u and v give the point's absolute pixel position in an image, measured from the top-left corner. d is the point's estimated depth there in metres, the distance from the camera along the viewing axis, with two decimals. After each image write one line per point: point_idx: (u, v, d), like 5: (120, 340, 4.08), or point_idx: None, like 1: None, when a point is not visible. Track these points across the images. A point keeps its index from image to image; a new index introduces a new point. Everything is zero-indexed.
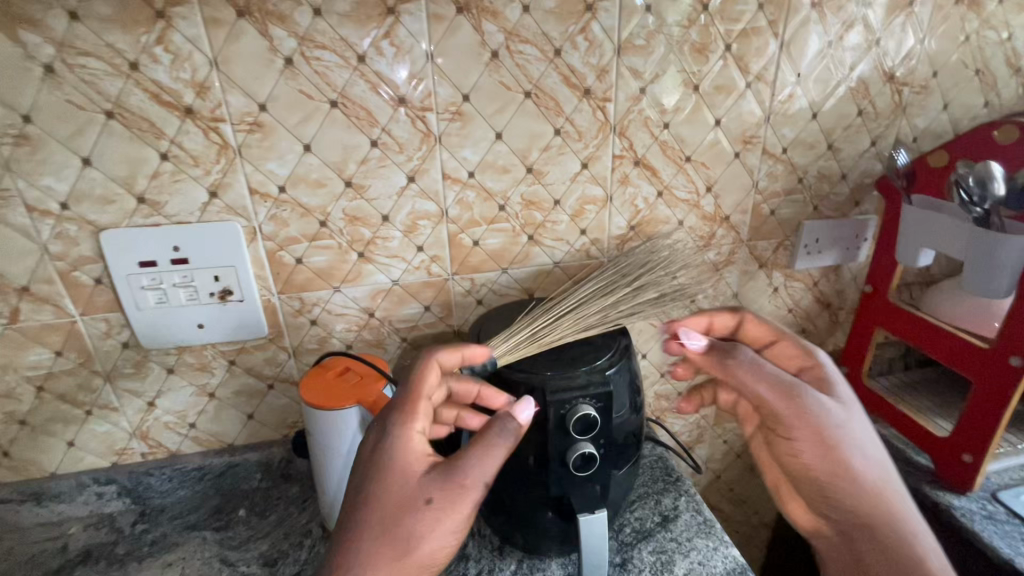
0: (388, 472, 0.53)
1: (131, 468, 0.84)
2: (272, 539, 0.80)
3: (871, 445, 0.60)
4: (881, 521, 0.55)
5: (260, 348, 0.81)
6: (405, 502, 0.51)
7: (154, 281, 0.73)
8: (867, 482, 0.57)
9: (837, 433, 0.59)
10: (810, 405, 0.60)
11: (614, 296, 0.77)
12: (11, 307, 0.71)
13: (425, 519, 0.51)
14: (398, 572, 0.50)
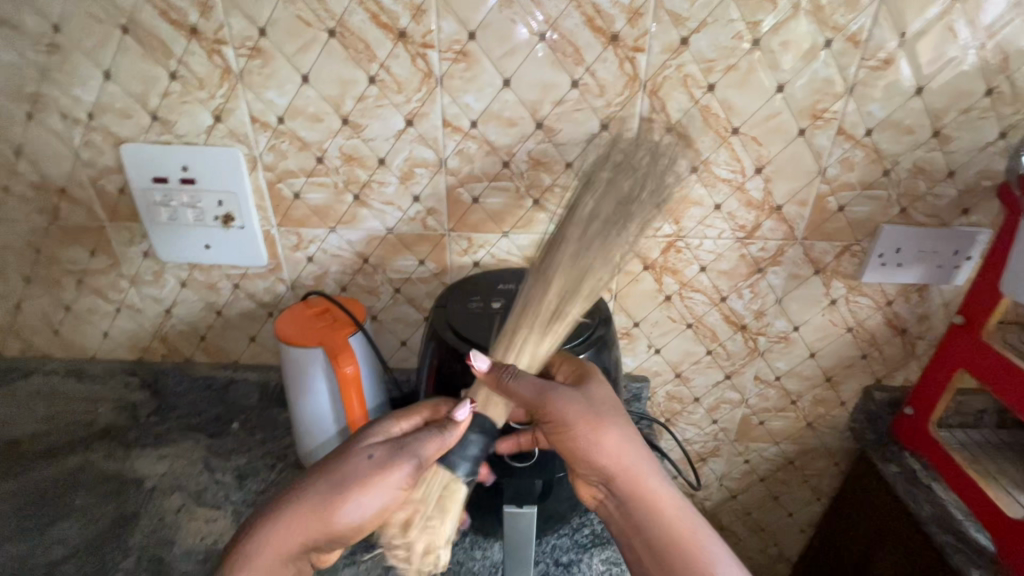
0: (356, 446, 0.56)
1: (152, 365, 0.93)
2: (252, 455, 0.85)
3: (625, 419, 0.57)
4: (642, 491, 0.56)
5: (261, 277, 0.84)
6: (358, 461, 0.54)
7: (164, 197, 0.76)
8: (627, 457, 0.56)
9: (596, 409, 0.56)
10: (572, 399, 0.56)
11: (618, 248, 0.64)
12: (54, 205, 0.79)
13: (349, 469, 0.53)
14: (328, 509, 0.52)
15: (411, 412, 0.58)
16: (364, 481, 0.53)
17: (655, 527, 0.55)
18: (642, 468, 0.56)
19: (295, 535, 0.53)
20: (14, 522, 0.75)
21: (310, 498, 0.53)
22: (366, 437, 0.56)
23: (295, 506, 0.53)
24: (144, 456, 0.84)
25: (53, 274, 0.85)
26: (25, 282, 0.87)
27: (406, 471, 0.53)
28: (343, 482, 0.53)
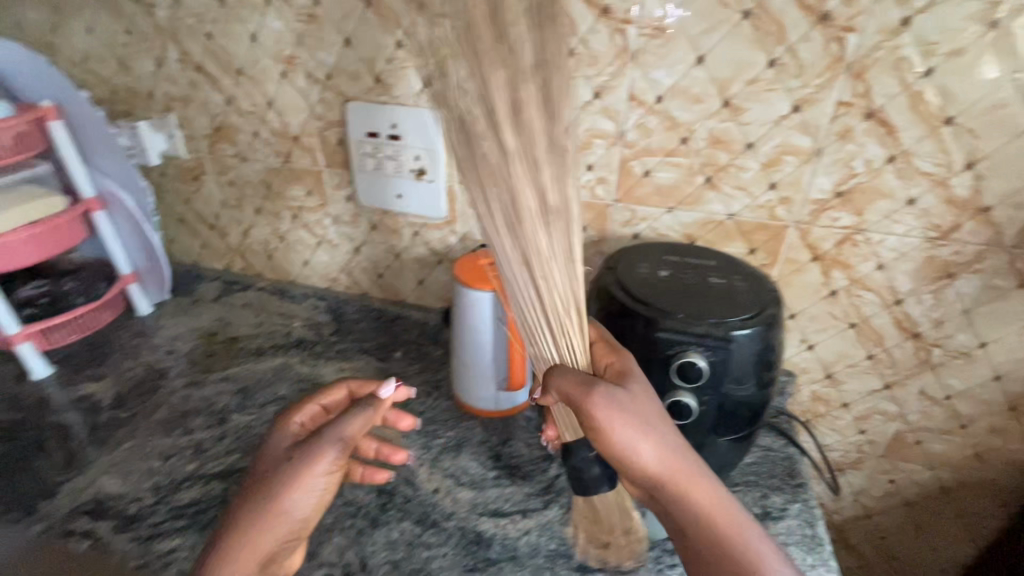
0: (269, 456, 0.58)
1: (338, 293, 1.10)
2: (412, 380, 0.97)
3: (667, 422, 0.53)
4: (693, 502, 0.51)
5: (438, 227, 0.95)
6: (277, 459, 0.57)
7: (374, 150, 0.89)
8: (672, 456, 0.52)
9: (635, 407, 0.53)
10: (610, 396, 0.53)
11: (563, 246, 0.65)
12: (287, 150, 0.96)
13: (269, 481, 0.55)
14: (266, 517, 0.53)
15: (304, 405, 0.63)
16: (296, 473, 0.54)
17: (708, 545, 0.50)
18: (690, 469, 0.52)
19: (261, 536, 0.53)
20: (237, 397, 0.93)
21: (252, 502, 0.54)
22: (273, 440, 0.60)
23: (247, 512, 0.53)
24: (329, 365, 1.01)
25: (276, 207, 1.04)
26: (255, 212, 1.06)
27: (334, 451, 0.55)
28: (280, 478, 0.54)
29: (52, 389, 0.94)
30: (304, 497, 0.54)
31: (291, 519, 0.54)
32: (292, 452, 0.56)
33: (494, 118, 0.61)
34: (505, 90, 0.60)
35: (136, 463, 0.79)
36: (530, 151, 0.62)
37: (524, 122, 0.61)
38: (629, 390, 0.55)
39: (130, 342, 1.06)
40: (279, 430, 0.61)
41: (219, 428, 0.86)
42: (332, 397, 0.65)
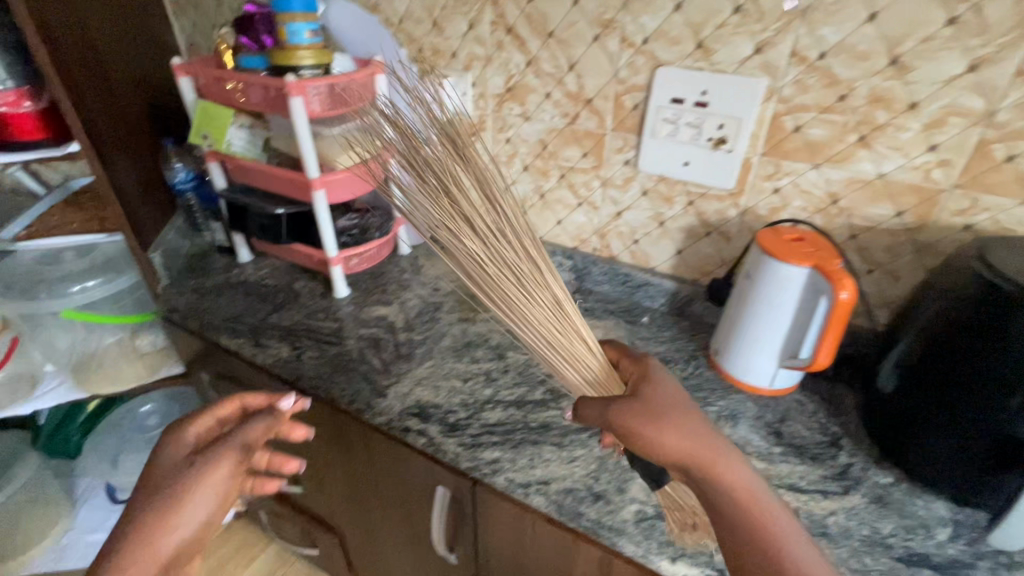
0: (155, 459, 0.74)
1: (585, 254, 1.14)
2: (667, 347, 0.99)
3: (683, 415, 0.64)
4: (721, 479, 0.60)
5: (718, 199, 0.94)
6: (184, 466, 0.72)
7: (674, 116, 0.90)
8: (697, 442, 0.62)
9: (654, 410, 0.64)
10: (633, 409, 0.64)
11: (548, 295, 0.75)
12: (574, 112, 1.00)
13: (172, 468, 0.72)
14: (166, 519, 0.68)
15: (200, 419, 0.78)
16: (198, 481, 0.69)
17: (737, 515, 0.58)
18: (712, 448, 0.62)
19: (168, 525, 0.67)
20: (506, 338, 1.01)
21: (166, 494, 0.69)
22: (170, 445, 0.75)
23: (159, 508, 0.68)
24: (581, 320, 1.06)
25: (546, 166, 1.09)
26: (521, 170, 1.13)
27: (237, 455, 0.72)
28: (181, 482, 0.70)
29: (351, 307, 1.10)
30: (202, 500, 0.69)
31: (190, 520, 0.69)
32: (195, 460, 0.72)
33: (473, 204, 0.74)
34: (464, 197, 0.74)
35: (438, 379, 0.90)
36: (490, 207, 0.75)
37: (458, 186, 0.74)
38: (644, 397, 0.67)
39: (400, 277, 1.19)
40: (168, 437, 0.76)
41: (499, 362, 0.95)
42: (226, 408, 0.80)
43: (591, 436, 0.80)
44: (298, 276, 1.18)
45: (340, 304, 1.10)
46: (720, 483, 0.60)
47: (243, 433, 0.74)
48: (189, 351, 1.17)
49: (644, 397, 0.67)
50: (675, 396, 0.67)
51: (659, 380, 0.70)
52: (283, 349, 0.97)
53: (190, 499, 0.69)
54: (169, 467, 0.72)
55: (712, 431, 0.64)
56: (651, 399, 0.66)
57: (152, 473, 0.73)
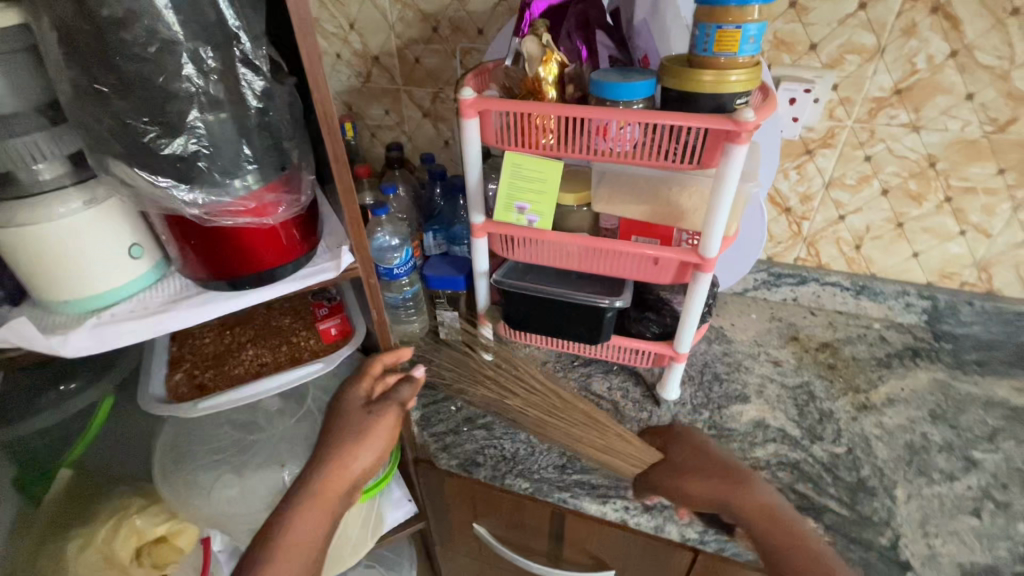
0: (337, 405, 0.70)
1: (951, 292, 0.90)
2: None
3: (704, 461, 0.68)
4: (749, 510, 0.63)
5: None
6: (356, 419, 0.68)
7: None
8: (717, 481, 0.65)
9: (676, 463, 0.69)
10: (667, 467, 0.68)
11: (582, 413, 0.74)
12: (1009, 117, 0.74)
13: (353, 413, 0.69)
14: (347, 456, 0.67)
15: (365, 376, 0.70)
16: (371, 428, 0.67)
17: (768, 543, 0.61)
18: (732, 486, 0.65)
19: (345, 466, 0.66)
20: (940, 427, 0.77)
21: (341, 438, 0.67)
22: (349, 392, 0.70)
23: (340, 450, 0.67)
24: (998, 384, 0.83)
25: (926, 187, 0.83)
26: (876, 195, 0.86)
27: (395, 412, 0.68)
28: (354, 430, 0.68)
29: (700, 414, 0.80)
30: (373, 445, 0.68)
31: (361, 463, 0.67)
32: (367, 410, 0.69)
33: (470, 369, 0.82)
34: (464, 377, 0.83)
35: (943, 518, 0.66)
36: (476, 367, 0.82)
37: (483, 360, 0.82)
38: (670, 455, 0.70)
39: (715, 352, 0.90)
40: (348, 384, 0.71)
41: (980, 473, 0.71)
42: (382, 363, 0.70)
43: None
44: (591, 371, 0.87)
45: (680, 410, 0.80)
46: (747, 515, 0.63)
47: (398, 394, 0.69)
48: (456, 502, 0.83)
49: (673, 457, 0.70)
50: (706, 455, 0.69)
51: (688, 434, 0.72)
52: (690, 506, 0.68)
53: (357, 446, 0.67)
54: (344, 402, 0.69)
55: (741, 471, 0.67)
56: (674, 455, 0.70)
57: (333, 419, 0.69)
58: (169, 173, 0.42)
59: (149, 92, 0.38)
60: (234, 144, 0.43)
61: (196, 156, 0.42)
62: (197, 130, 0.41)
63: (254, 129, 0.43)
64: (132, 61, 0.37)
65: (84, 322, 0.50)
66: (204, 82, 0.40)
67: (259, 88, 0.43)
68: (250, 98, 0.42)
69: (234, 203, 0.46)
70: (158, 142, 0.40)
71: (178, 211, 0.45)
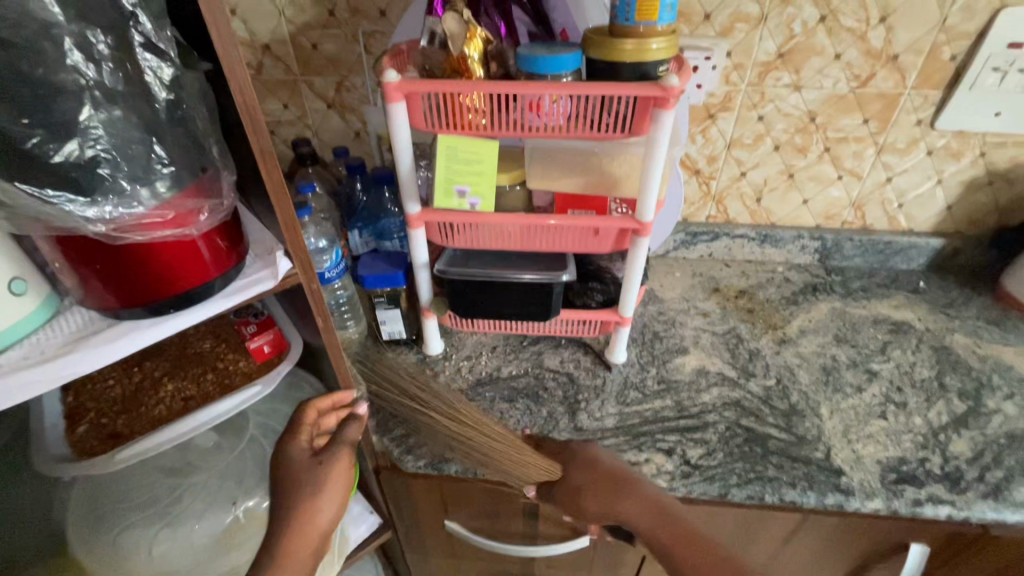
0: (279, 468, 0.65)
1: (834, 231, 1.03)
2: (975, 308, 0.96)
3: (588, 478, 0.69)
4: (632, 517, 0.67)
5: (1016, 146, 0.90)
6: (311, 475, 0.64)
7: (1006, 63, 0.81)
8: (599, 499, 0.68)
9: (569, 483, 0.70)
10: (562, 488, 0.71)
11: (497, 439, 0.71)
12: (868, 73, 0.85)
13: (300, 470, 0.64)
14: (313, 509, 0.64)
15: (299, 426, 0.67)
16: (329, 475, 0.65)
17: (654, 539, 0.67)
18: (611, 498, 0.67)
19: (313, 520, 0.64)
20: (844, 348, 0.88)
21: (301, 499, 0.63)
22: (289, 450, 0.65)
23: (302, 507, 0.63)
24: (879, 304, 0.97)
25: (809, 140, 0.93)
26: (769, 151, 0.95)
27: (348, 454, 0.66)
28: (310, 481, 0.64)
29: (648, 371, 0.84)
30: (335, 490, 0.65)
31: (326, 515, 0.65)
32: (317, 460, 0.65)
33: (397, 393, 0.77)
34: (397, 396, 0.77)
35: (859, 426, 0.76)
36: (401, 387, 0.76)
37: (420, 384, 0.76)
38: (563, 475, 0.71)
39: (650, 312, 0.95)
40: (284, 442, 0.66)
41: (880, 381, 0.82)
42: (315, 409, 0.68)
43: None
44: (541, 348, 0.88)
45: (630, 371, 0.84)
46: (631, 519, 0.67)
47: (347, 433, 0.67)
48: (424, 504, 0.81)
49: (567, 476, 0.71)
50: (590, 471, 0.69)
51: (578, 450, 0.71)
52: (655, 459, 0.72)
53: (319, 498, 0.64)
54: (292, 469, 0.64)
55: (627, 480, 0.68)
56: (570, 471, 0.71)
57: (279, 480, 0.64)
58: (62, 182, 0.35)
59: (28, 90, 0.32)
60: (144, 142, 0.37)
61: (98, 159, 0.35)
62: (96, 130, 0.35)
63: (165, 125, 0.38)
64: (4, 51, 0.30)
65: None
66: (98, 71, 0.34)
67: (166, 76, 0.37)
68: (157, 88, 0.37)
69: (146, 214, 0.39)
70: (46, 148, 0.33)
71: (79, 231, 0.38)
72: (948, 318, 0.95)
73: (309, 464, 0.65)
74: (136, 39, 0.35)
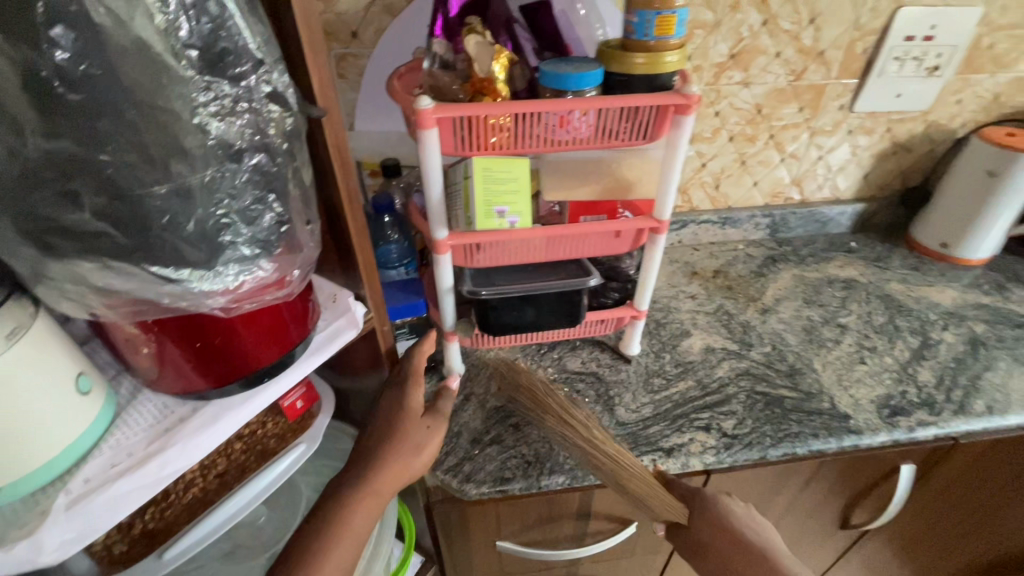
0: (388, 403, 0.65)
1: (780, 207, 1.16)
2: (898, 260, 1.14)
3: (710, 529, 0.73)
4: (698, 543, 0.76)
5: (913, 120, 1.07)
6: (416, 430, 0.63)
7: (904, 53, 0.97)
8: (716, 544, 0.74)
9: (700, 531, 0.75)
10: (700, 535, 0.75)
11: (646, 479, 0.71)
12: (802, 68, 0.97)
13: (409, 413, 0.63)
14: (400, 465, 0.60)
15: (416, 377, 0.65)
16: (429, 439, 0.63)
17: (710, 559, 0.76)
18: (735, 547, 0.73)
19: (396, 476, 0.60)
20: (814, 309, 1.00)
21: (396, 453, 0.61)
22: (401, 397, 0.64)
23: (393, 456, 0.60)
24: (827, 265, 1.12)
25: (757, 130, 1.04)
26: (726, 142, 1.05)
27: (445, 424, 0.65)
28: (412, 438, 0.62)
29: (662, 357, 0.90)
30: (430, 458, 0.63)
31: (413, 471, 0.61)
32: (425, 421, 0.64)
33: (554, 415, 0.71)
34: (553, 423, 0.71)
35: (849, 374, 0.87)
36: (545, 413, 0.72)
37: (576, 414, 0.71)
38: (694, 526, 0.75)
39: None
40: (397, 385, 0.65)
41: (850, 332, 0.95)
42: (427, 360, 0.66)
43: (984, 349, 0.91)
44: (561, 353, 0.90)
45: (647, 359, 0.89)
46: (715, 552, 0.75)
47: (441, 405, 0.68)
48: (478, 527, 0.80)
49: (694, 525, 0.74)
50: (725, 533, 0.72)
51: (713, 505, 0.73)
52: (698, 438, 0.77)
53: (413, 454, 0.61)
54: (392, 403, 0.64)
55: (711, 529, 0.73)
56: (699, 522, 0.74)
57: (378, 423, 0.63)
58: (188, 251, 0.34)
59: (164, 154, 0.31)
60: (264, 199, 0.37)
61: (224, 225, 0.35)
62: (219, 194, 0.34)
63: (277, 180, 0.38)
64: (143, 116, 0.30)
65: (52, 505, 0.38)
66: (222, 127, 0.33)
67: (286, 125, 0.38)
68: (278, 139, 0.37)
69: (264, 277, 0.40)
70: (178, 218, 0.33)
71: (199, 307, 0.38)
72: (880, 270, 1.11)
73: (419, 418, 0.64)
74: (264, 89, 0.35)
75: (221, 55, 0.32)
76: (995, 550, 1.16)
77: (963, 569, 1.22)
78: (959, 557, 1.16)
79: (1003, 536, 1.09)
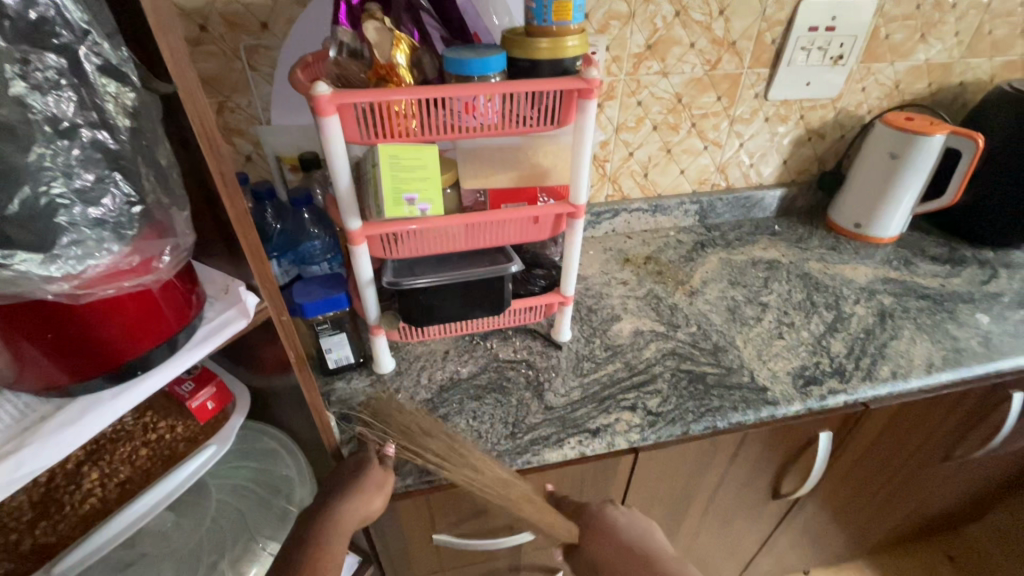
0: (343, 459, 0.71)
1: (707, 194, 1.20)
2: (818, 240, 1.20)
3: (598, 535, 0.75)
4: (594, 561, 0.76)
5: (824, 107, 1.13)
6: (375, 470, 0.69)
7: (809, 42, 1.02)
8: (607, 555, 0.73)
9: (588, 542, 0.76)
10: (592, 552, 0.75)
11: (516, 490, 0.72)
12: (717, 57, 1.01)
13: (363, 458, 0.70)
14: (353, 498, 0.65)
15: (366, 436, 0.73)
16: (378, 475, 0.68)
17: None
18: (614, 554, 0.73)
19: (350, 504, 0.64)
20: (739, 290, 1.04)
21: (350, 489, 0.66)
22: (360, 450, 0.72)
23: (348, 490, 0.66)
24: (751, 248, 1.17)
25: (679, 119, 1.07)
26: (649, 131, 1.07)
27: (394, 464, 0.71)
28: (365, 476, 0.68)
29: (593, 342, 0.91)
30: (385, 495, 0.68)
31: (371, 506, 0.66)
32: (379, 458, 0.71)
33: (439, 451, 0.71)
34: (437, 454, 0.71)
35: (769, 351, 0.90)
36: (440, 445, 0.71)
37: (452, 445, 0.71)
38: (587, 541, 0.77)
39: (578, 290, 1.03)
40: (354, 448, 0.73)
41: (771, 310, 0.99)
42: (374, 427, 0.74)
43: (889, 319, 0.97)
44: (493, 343, 0.90)
45: (577, 345, 0.90)
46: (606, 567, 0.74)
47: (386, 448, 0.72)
48: (412, 524, 0.79)
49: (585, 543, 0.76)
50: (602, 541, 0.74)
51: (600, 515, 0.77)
52: (623, 417, 0.79)
53: (364, 488, 0.66)
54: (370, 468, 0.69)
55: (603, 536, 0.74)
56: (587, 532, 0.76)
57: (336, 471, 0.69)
58: (17, 230, 0.35)
59: None
60: (107, 177, 0.38)
61: (58, 205, 0.36)
62: (47, 172, 0.35)
63: (121, 158, 0.39)
64: None
65: None
66: (44, 104, 0.35)
67: (127, 101, 0.39)
68: (117, 116, 0.38)
69: (115, 261, 0.40)
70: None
71: (41, 294, 0.37)
72: (800, 250, 1.17)
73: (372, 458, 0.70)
74: (92, 63, 0.36)
75: (37, 27, 0.34)
76: (918, 511, 1.23)
77: (891, 531, 1.29)
78: (886, 521, 1.23)
79: (921, 496, 1.16)
